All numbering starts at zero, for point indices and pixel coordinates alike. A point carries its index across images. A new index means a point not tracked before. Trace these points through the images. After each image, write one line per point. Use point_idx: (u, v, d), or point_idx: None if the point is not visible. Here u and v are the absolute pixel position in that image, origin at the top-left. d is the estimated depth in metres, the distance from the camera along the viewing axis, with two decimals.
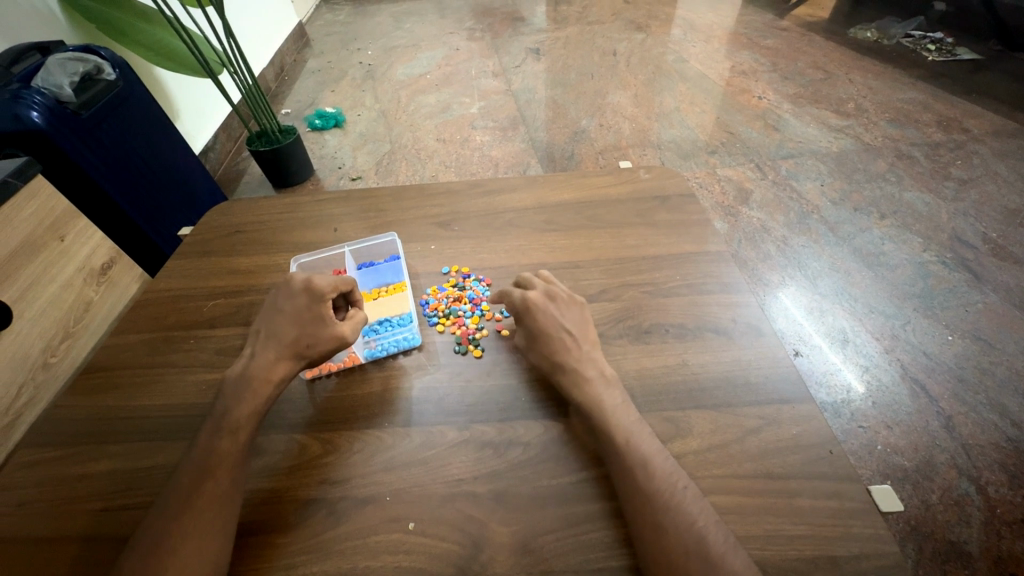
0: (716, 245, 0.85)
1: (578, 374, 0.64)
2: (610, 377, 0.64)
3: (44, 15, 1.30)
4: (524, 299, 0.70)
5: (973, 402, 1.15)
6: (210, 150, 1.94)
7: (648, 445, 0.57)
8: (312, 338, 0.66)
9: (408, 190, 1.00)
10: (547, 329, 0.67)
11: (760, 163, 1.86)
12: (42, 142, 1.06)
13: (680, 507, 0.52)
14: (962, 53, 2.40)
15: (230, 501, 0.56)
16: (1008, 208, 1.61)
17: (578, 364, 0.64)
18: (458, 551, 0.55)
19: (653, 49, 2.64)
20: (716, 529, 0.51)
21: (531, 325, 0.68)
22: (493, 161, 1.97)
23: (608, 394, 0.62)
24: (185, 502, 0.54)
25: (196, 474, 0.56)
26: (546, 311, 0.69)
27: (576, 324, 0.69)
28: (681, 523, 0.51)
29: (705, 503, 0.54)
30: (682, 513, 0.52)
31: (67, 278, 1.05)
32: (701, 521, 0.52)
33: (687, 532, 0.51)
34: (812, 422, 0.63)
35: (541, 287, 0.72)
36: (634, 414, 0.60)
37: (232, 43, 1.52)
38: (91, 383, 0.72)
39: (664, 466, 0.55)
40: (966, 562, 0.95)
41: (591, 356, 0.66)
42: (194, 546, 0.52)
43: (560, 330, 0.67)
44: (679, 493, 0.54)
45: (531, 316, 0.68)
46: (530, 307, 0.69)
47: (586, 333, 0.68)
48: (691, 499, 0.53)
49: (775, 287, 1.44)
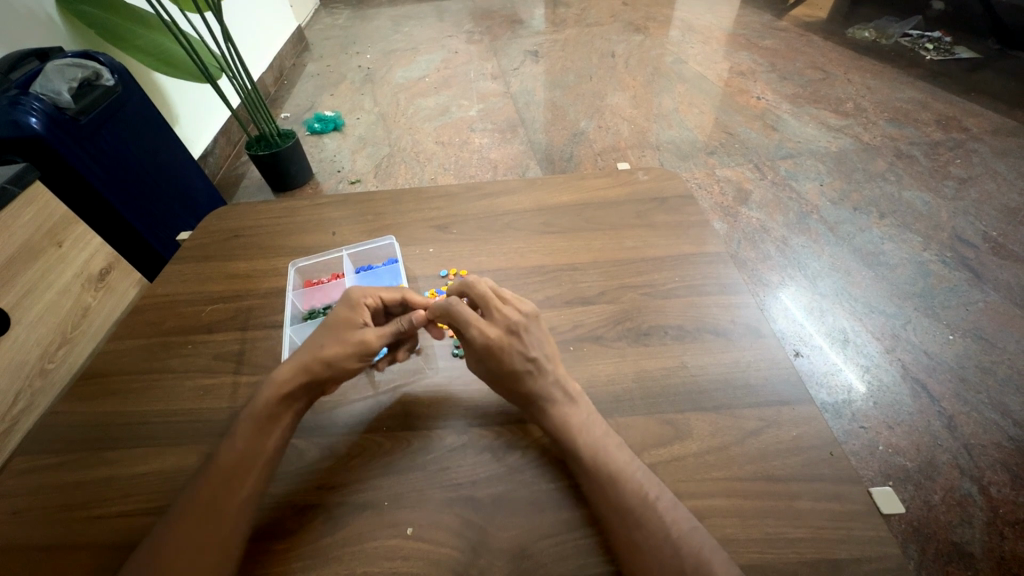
0: (715, 247, 0.84)
1: (545, 401, 0.62)
2: (574, 394, 0.63)
3: (44, 22, 1.31)
4: (485, 339, 0.62)
5: (974, 402, 1.15)
6: (209, 154, 1.94)
7: (617, 459, 0.57)
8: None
9: (407, 194, 1.00)
10: (512, 368, 0.62)
11: (759, 164, 1.86)
12: (41, 148, 1.07)
13: (652, 519, 0.52)
14: (961, 52, 2.40)
15: (239, 509, 0.55)
16: (1008, 207, 1.61)
17: (544, 392, 0.62)
18: (456, 556, 0.54)
19: (651, 51, 2.65)
20: (691, 535, 0.52)
21: (497, 366, 0.62)
22: (492, 163, 1.97)
23: (574, 412, 0.61)
24: (191, 510, 0.54)
25: (203, 481, 0.56)
26: (510, 349, 0.62)
27: (539, 348, 0.64)
28: (654, 536, 0.52)
29: (679, 510, 0.54)
30: (655, 525, 0.52)
31: (65, 283, 1.06)
32: (675, 531, 0.52)
33: (662, 545, 0.51)
34: (813, 423, 0.62)
35: (503, 319, 0.64)
36: (603, 428, 0.60)
37: (231, 49, 1.52)
38: (89, 388, 0.72)
39: (634, 479, 0.55)
40: (968, 563, 0.94)
41: (556, 378, 0.63)
42: (200, 554, 0.52)
43: (524, 363, 0.62)
44: (650, 503, 0.53)
45: (496, 358, 0.62)
46: (494, 350, 0.62)
47: (547, 355, 0.65)
48: (663, 510, 0.53)
49: (774, 288, 1.44)
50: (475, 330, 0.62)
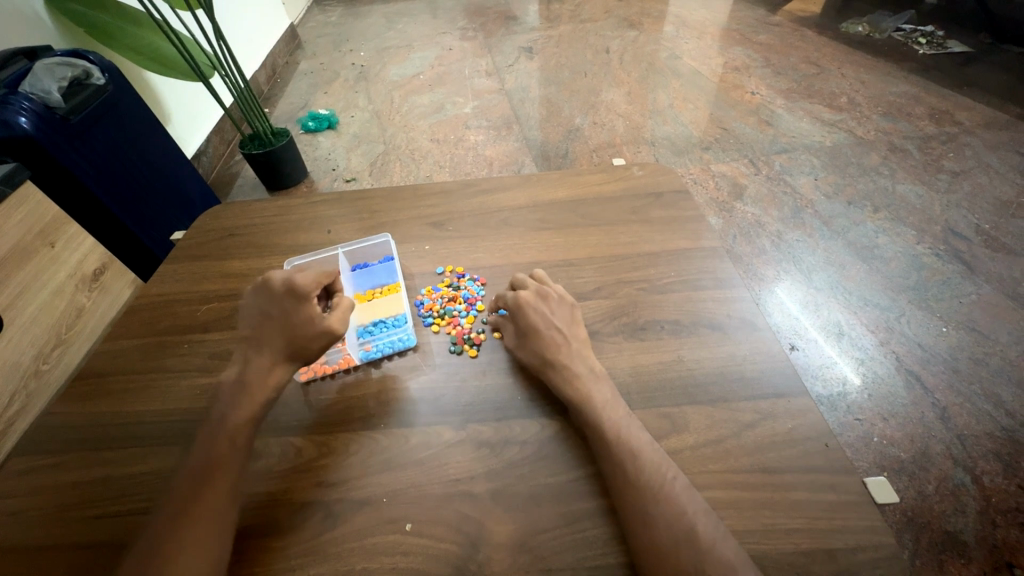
0: (710, 242, 0.85)
1: (569, 371, 0.64)
2: (599, 372, 0.65)
3: (32, 20, 1.30)
4: (515, 297, 0.72)
5: (967, 393, 1.16)
6: (202, 153, 1.93)
7: (637, 437, 0.58)
8: (321, 345, 0.66)
9: (402, 191, 1.00)
10: (538, 328, 0.68)
11: (754, 159, 1.87)
12: (31, 148, 1.06)
13: (669, 497, 0.53)
14: (953, 46, 2.41)
15: (227, 506, 0.55)
16: (1000, 199, 1.62)
17: (567, 362, 0.65)
18: (456, 551, 0.55)
19: (646, 46, 2.64)
20: (705, 518, 0.52)
21: (521, 323, 0.70)
22: (487, 160, 1.96)
23: (599, 389, 0.62)
24: (182, 507, 0.54)
25: (191, 479, 0.56)
26: (536, 309, 0.70)
27: (567, 323, 0.70)
28: (671, 512, 0.52)
29: (694, 493, 0.54)
30: (671, 501, 0.53)
31: (58, 284, 1.05)
32: (691, 510, 0.52)
33: (676, 522, 0.51)
34: (808, 415, 0.63)
35: (535, 288, 0.73)
36: (625, 409, 0.61)
37: (222, 46, 1.51)
38: (84, 389, 0.72)
39: (652, 458, 0.56)
40: (961, 552, 0.95)
41: (581, 354, 0.66)
42: (190, 550, 0.51)
43: (549, 327, 0.68)
44: (669, 483, 0.54)
45: (520, 313, 0.70)
46: (521, 305, 0.70)
47: (578, 334, 0.69)
48: (679, 490, 0.54)
49: (770, 282, 1.45)
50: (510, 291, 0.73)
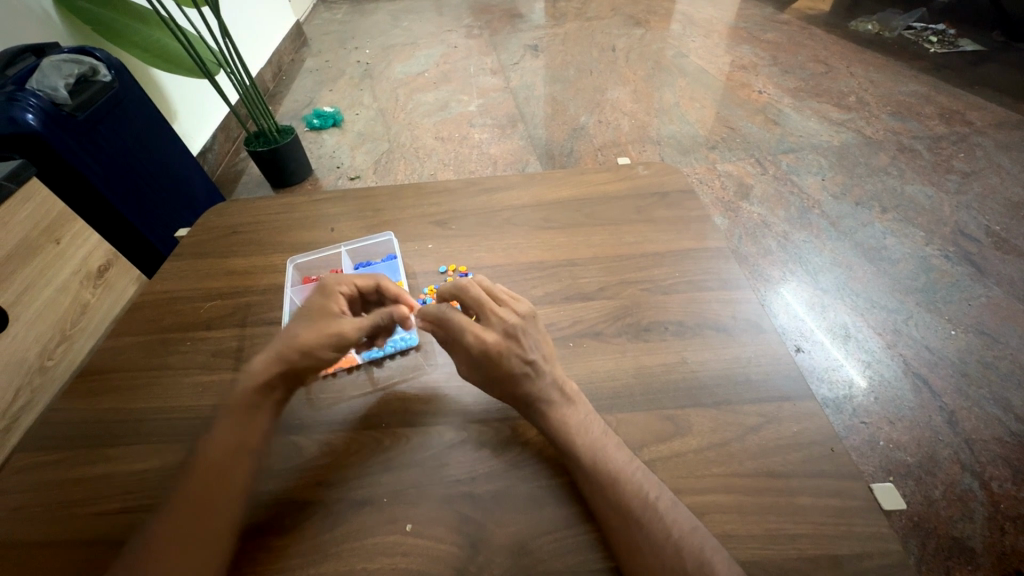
0: (716, 242, 0.84)
1: (542, 403, 0.61)
2: (571, 393, 0.62)
3: (39, 16, 1.30)
4: (482, 343, 0.61)
5: (975, 397, 1.15)
6: (207, 150, 1.94)
7: (616, 459, 0.56)
8: None
9: (406, 189, 1.00)
10: (510, 370, 0.61)
11: (761, 158, 1.85)
12: (38, 144, 1.06)
13: (654, 521, 0.52)
14: (964, 45, 2.38)
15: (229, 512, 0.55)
16: (1011, 201, 1.60)
17: (540, 393, 0.61)
18: (456, 553, 0.54)
19: (652, 44, 2.63)
20: (693, 535, 0.51)
21: (494, 369, 0.61)
22: (492, 159, 1.96)
23: (572, 412, 0.60)
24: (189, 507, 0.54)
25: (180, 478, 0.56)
26: (508, 351, 0.61)
27: (536, 351, 0.63)
28: (655, 536, 0.51)
29: (679, 510, 0.53)
30: (656, 525, 0.52)
31: (63, 280, 1.05)
32: (677, 531, 0.52)
33: (663, 546, 0.51)
34: (814, 418, 0.62)
35: (499, 322, 0.63)
36: (600, 428, 0.60)
37: (228, 44, 1.51)
38: (88, 385, 0.72)
39: (634, 479, 0.55)
40: (969, 557, 0.94)
41: (553, 378, 0.62)
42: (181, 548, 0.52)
43: (522, 365, 0.61)
44: (651, 505, 0.53)
45: (493, 361, 0.61)
46: (492, 353, 0.61)
47: (545, 355, 0.64)
48: (664, 510, 0.53)
49: (776, 283, 1.43)
50: (471, 335, 0.61)
